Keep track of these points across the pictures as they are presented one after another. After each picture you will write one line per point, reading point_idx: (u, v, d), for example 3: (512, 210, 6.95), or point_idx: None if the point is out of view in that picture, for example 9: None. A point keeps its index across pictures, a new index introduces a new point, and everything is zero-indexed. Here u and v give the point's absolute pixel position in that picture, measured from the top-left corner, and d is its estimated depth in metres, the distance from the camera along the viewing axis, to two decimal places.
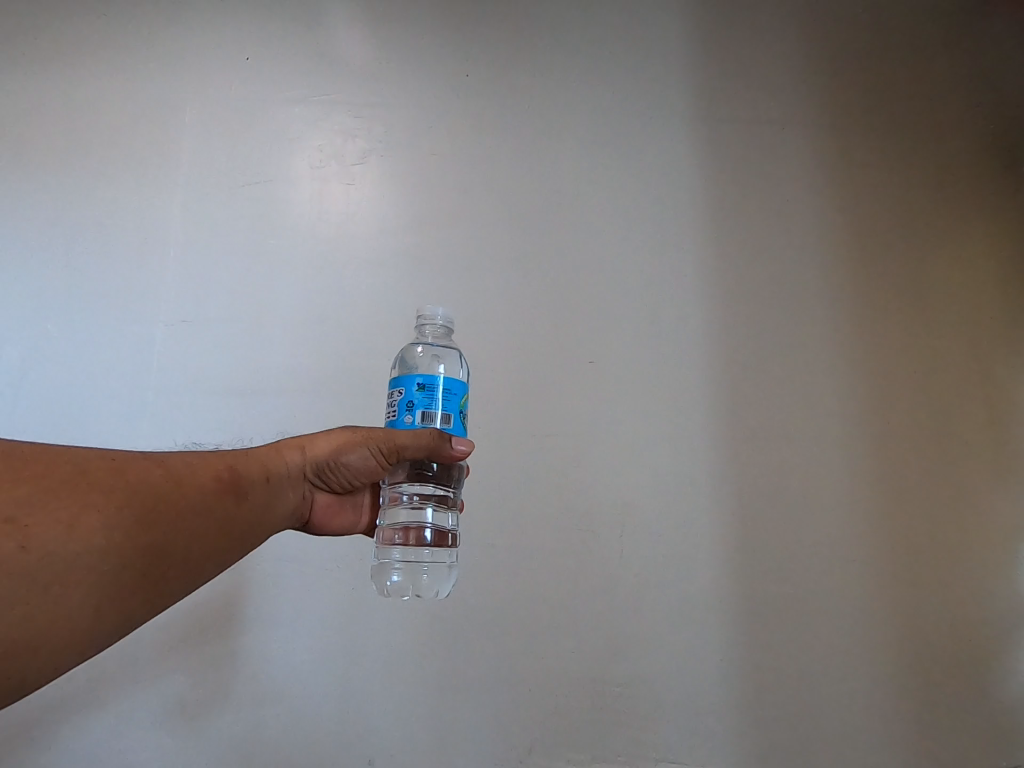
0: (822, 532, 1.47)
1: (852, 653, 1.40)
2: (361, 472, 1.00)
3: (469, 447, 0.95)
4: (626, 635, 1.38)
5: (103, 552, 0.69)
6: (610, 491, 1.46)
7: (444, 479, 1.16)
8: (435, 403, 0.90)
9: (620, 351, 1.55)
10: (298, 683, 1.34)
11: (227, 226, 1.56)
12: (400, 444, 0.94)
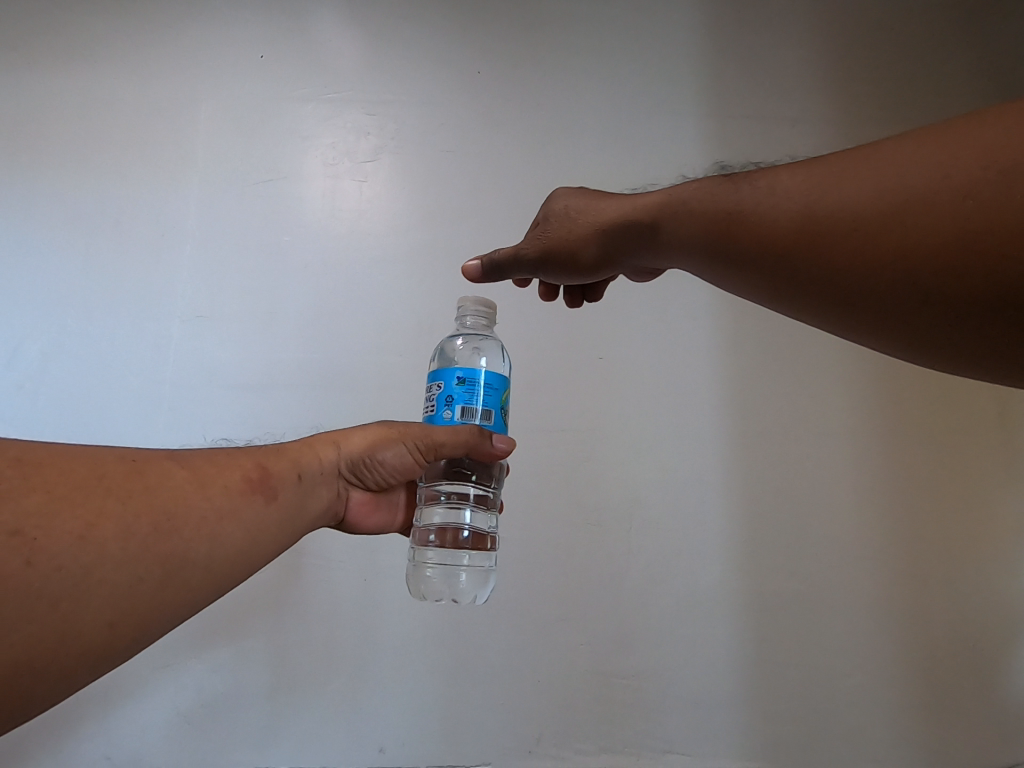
0: (962, 582, 1.13)
1: (975, 680, 1.09)
2: (386, 474, 0.67)
3: (512, 446, 0.66)
4: (645, 747, 1.04)
5: (183, 564, 0.45)
6: (667, 555, 1.11)
7: (475, 532, 0.88)
8: (476, 398, 0.65)
9: (692, 383, 1.19)
10: (212, 746, 1.00)
11: (201, 186, 1.18)
12: (438, 444, 0.64)
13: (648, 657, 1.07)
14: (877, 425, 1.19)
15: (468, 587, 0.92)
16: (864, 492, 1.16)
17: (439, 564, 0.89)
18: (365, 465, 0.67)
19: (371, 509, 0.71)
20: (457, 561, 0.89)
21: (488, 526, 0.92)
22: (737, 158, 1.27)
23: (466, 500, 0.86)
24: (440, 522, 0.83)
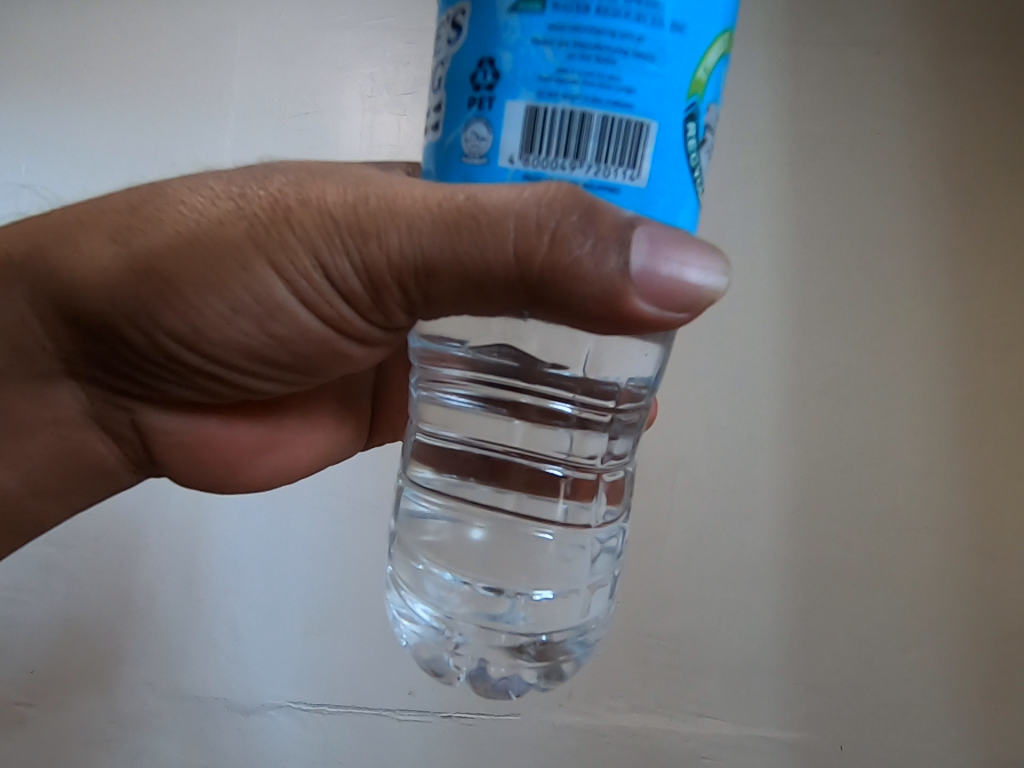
0: None
1: None
2: (269, 322, 0.51)
3: (640, 272, 0.40)
4: (678, 708, 1.02)
5: None
6: (708, 514, 1.05)
7: (542, 522, 0.59)
8: (570, 96, 0.37)
9: (749, 333, 1.09)
10: (250, 679, 1.03)
11: (237, 123, 1.16)
12: (426, 259, 0.42)
13: (686, 620, 1.03)
14: (963, 388, 1.07)
15: (521, 663, 0.58)
16: (938, 463, 1.06)
17: (473, 572, 0.58)
18: (220, 310, 0.49)
19: (265, 450, 0.72)
20: (511, 582, 0.58)
21: (590, 521, 0.59)
22: (812, 92, 1.14)
23: (547, 427, 0.57)
24: (476, 451, 0.59)
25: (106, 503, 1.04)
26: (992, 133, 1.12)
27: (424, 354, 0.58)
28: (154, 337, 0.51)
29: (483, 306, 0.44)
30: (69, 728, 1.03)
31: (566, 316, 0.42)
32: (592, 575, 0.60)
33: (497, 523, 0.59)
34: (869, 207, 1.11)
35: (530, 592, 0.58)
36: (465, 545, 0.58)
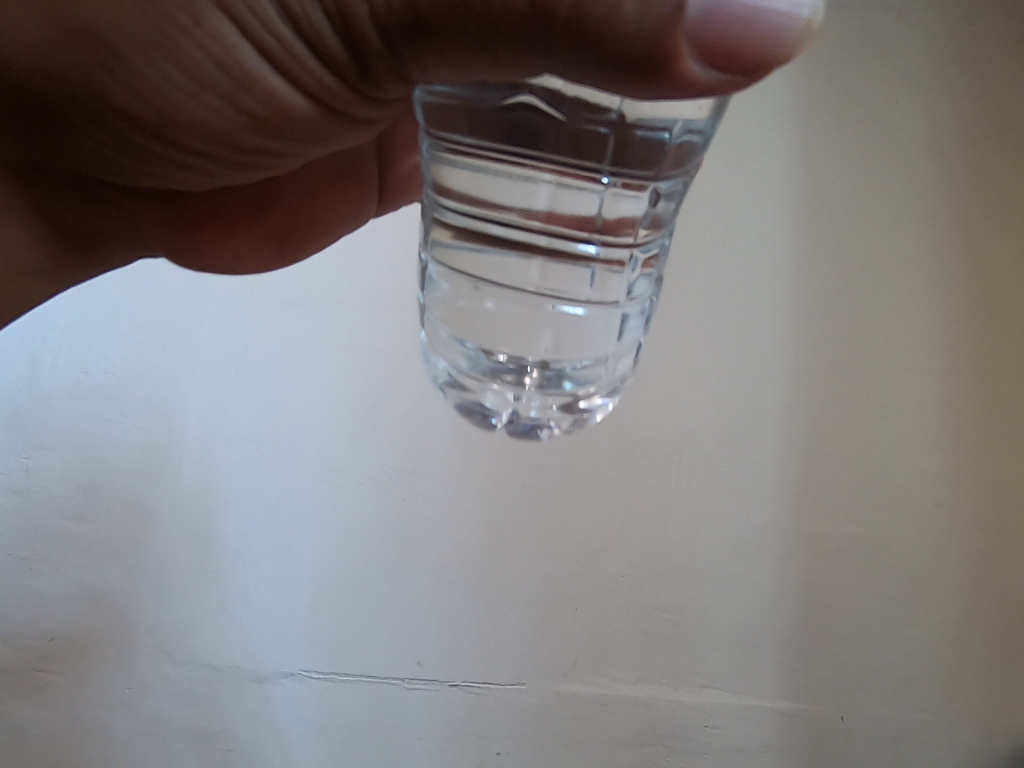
0: None
1: None
2: (238, 88, 0.41)
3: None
4: (681, 677, 1.03)
5: None
6: (712, 487, 1.05)
7: (568, 294, 0.49)
8: None
9: (756, 304, 1.07)
10: (260, 647, 1.05)
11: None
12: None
13: (690, 591, 1.04)
14: (975, 361, 1.06)
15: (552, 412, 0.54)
16: (948, 436, 1.05)
17: (499, 336, 0.50)
18: (181, 72, 0.40)
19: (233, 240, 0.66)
20: (536, 347, 0.50)
21: (619, 291, 0.49)
22: (826, 53, 1.11)
23: (575, 184, 0.45)
24: (495, 226, 0.47)
25: (120, 476, 1.07)
26: (1009, 97, 1.09)
27: (433, 104, 0.43)
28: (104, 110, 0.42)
29: (455, 31, 0.34)
30: (81, 695, 1.04)
31: (598, 74, 0.32)
32: (618, 341, 0.51)
33: (520, 295, 0.50)
34: (881, 173, 1.09)
35: (558, 356, 0.51)
36: (489, 314, 0.50)
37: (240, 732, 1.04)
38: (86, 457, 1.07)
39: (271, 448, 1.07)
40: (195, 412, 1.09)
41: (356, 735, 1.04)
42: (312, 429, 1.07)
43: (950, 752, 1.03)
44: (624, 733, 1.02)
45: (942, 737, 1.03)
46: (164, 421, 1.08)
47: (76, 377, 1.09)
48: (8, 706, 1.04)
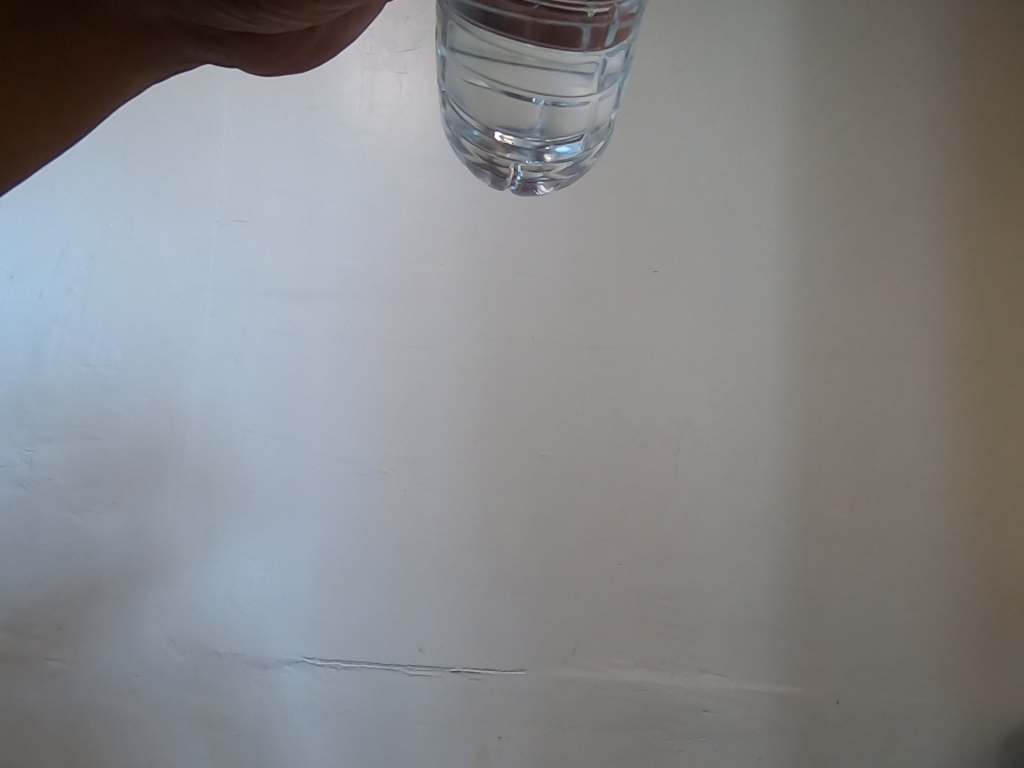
0: None
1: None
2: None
3: None
4: (679, 663, 1.05)
5: None
6: (710, 476, 1.05)
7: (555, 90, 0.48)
8: None
9: (754, 293, 1.07)
10: (264, 637, 1.06)
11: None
12: None
13: (688, 578, 1.05)
14: (974, 350, 1.06)
15: (550, 167, 0.53)
16: (945, 424, 1.05)
17: (498, 114, 0.48)
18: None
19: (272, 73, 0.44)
20: (531, 120, 0.49)
21: (596, 78, 0.48)
22: (826, 37, 1.10)
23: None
24: (485, 33, 0.42)
25: (125, 468, 1.08)
26: (1012, 80, 1.08)
27: None
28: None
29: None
30: (91, 682, 1.07)
31: None
32: (596, 115, 0.51)
33: (516, 76, 0.47)
34: (882, 159, 1.08)
35: (552, 130, 0.49)
36: (485, 98, 0.48)
37: (245, 719, 1.06)
38: (90, 449, 1.08)
39: (273, 440, 1.08)
40: (197, 404, 1.09)
41: (360, 721, 1.06)
42: (313, 421, 1.08)
43: (945, 734, 1.04)
44: (623, 717, 1.04)
45: (936, 719, 1.05)
46: (166, 414, 1.09)
47: (78, 370, 1.10)
48: (19, 692, 1.06)
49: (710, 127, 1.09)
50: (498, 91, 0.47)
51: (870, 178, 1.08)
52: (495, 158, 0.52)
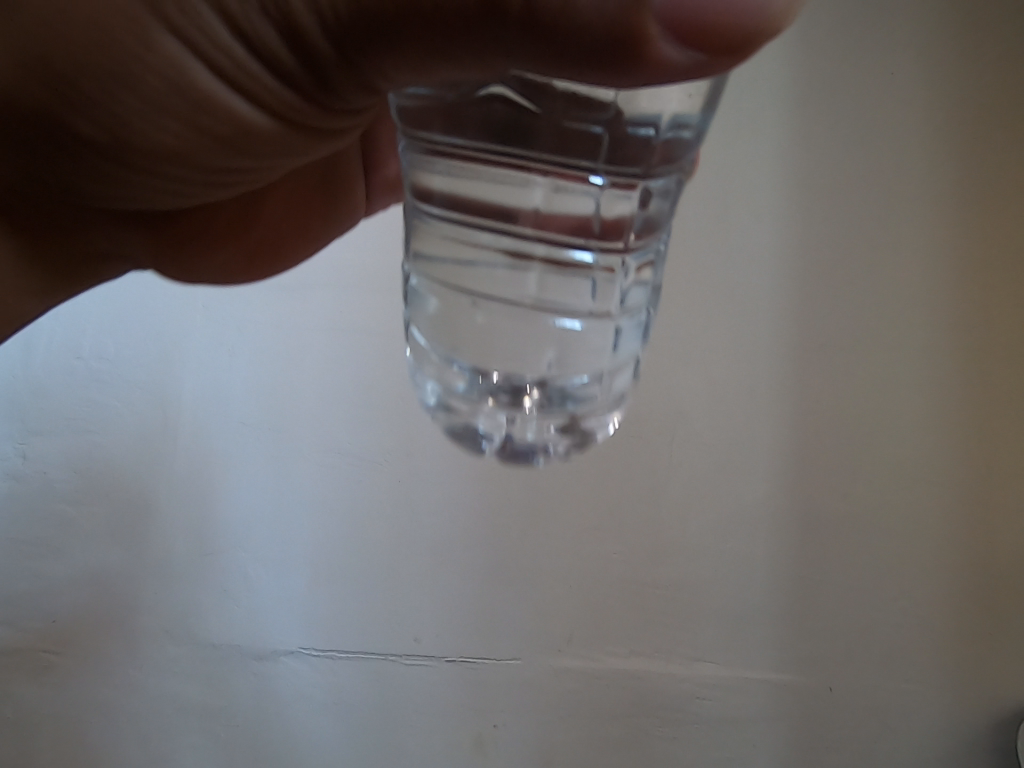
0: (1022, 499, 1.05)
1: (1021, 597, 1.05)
2: (195, 111, 0.41)
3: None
4: (674, 652, 1.06)
5: None
6: (705, 466, 1.06)
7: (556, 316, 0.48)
8: None
9: (750, 283, 1.07)
10: (262, 628, 1.07)
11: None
12: None
13: (684, 568, 1.05)
14: (968, 339, 1.06)
15: (551, 424, 0.49)
16: (939, 413, 1.06)
17: (495, 349, 0.48)
18: (134, 96, 0.39)
19: (201, 259, 0.62)
20: (536, 357, 0.48)
21: (615, 305, 0.48)
22: (822, 26, 1.10)
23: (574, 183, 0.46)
24: (483, 240, 0.47)
25: (119, 461, 1.08)
26: (1007, 68, 1.08)
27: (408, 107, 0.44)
28: (83, 151, 0.43)
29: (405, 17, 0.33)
30: (89, 675, 1.07)
31: (561, 59, 0.31)
32: (613, 360, 0.49)
33: (519, 306, 0.48)
34: (876, 149, 1.08)
35: (558, 369, 0.48)
36: (477, 319, 0.48)
37: (244, 709, 1.06)
38: (85, 442, 1.08)
39: (268, 433, 1.08)
40: (191, 396, 1.09)
41: (357, 711, 1.06)
42: (309, 413, 1.08)
43: (938, 718, 1.06)
44: (618, 705, 1.05)
45: (930, 704, 1.06)
46: (161, 408, 1.09)
47: (71, 363, 1.09)
48: (17, 685, 1.06)
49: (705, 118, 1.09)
50: (495, 305, 0.48)
51: (865, 168, 1.08)
52: (489, 420, 0.50)
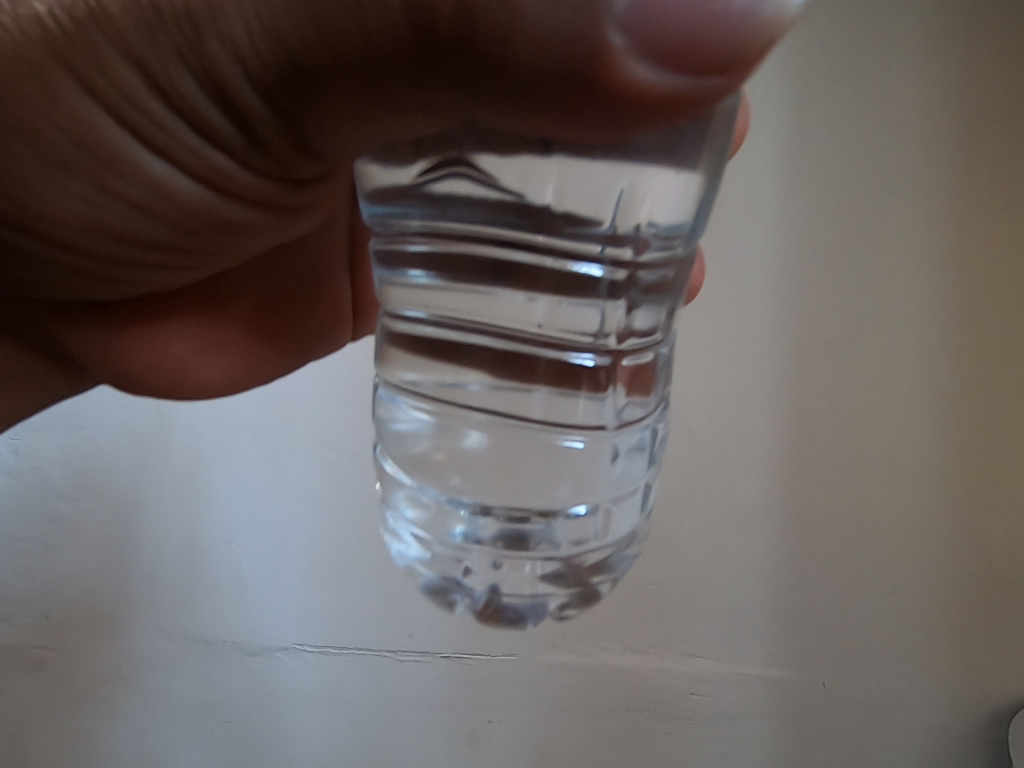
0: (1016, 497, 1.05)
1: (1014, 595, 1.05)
2: (123, 177, 0.44)
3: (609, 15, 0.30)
4: (668, 648, 1.06)
5: None
6: (701, 463, 1.05)
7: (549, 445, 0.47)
8: None
9: (747, 279, 1.07)
10: (256, 624, 1.07)
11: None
12: (273, 42, 0.35)
13: (679, 564, 1.05)
14: (963, 337, 1.06)
15: (551, 567, 0.49)
16: (934, 412, 1.06)
17: (496, 483, 0.47)
18: (66, 167, 0.42)
19: (144, 342, 0.64)
20: (541, 494, 0.47)
21: (616, 421, 0.47)
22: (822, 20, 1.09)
23: (565, 299, 0.44)
24: (472, 354, 0.47)
25: (110, 457, 1.06)
26: (1004, 65, 1.08)
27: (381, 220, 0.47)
28: (19, 216, 0.45)
29: (330, 69, 0.36)
30: (83, 669, 1.07)
31: (521, 100, 0.34)
32: (619, 487, 0.49)
33: (517, 426, 0.47)
34: (873, 147, 1.08)
35: (562, 508, 0.48)
36: (472, 440, 0.47)
37: (240, 701, 1.07)
38: (73, 437, 1.06)
39: (263, 429, 1.06)
40: None
41: (352, 705, 1.07)
42: (303, 409, 1.06)
43: (927, 713, 1.07)
44: (612, 699, 1.06)
45: (921, 700, 1.07)
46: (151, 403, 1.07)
47: None
48: (11, 680, 1.06)
49: None
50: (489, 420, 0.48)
51: (861, 166, 1.08)
52: (487, 572, 0.49)
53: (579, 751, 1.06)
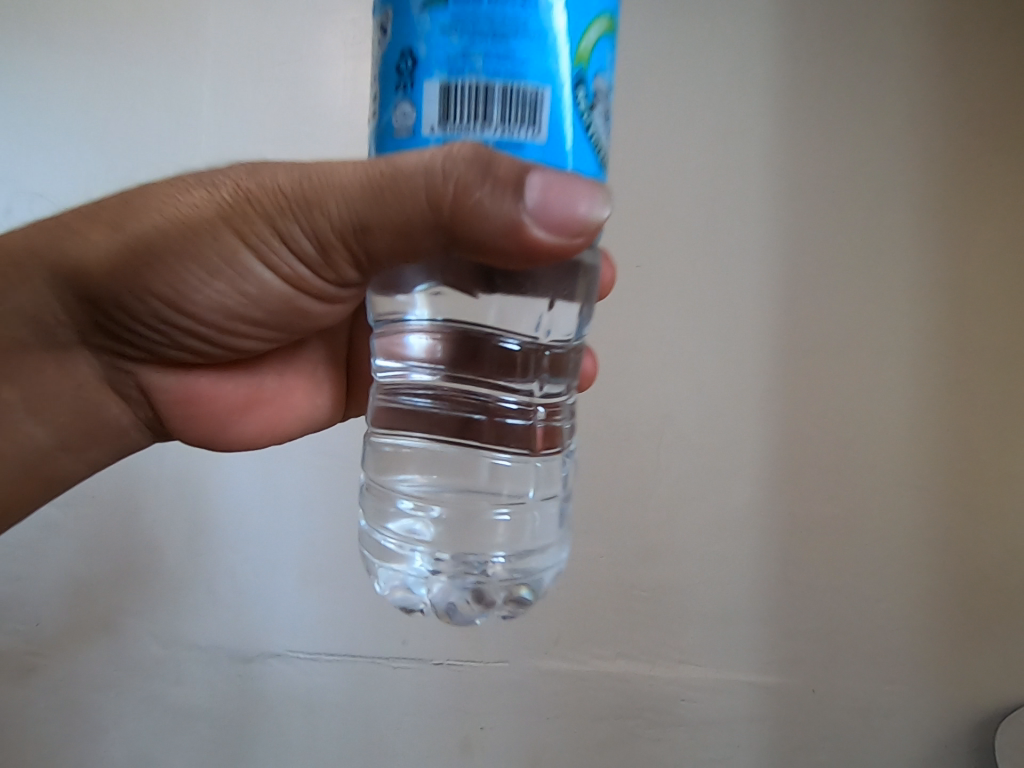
0: (1003, 505, 1.06)
1: (1000, 602, 1.06)
2: (234, 277, 0.56)
3: (537, 219, 0.45)
4: (660, 654, 1.06)
5: None
6: (692, 472, 1.06)
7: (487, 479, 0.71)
8: (475, 72, 0.43)
9: (738, 290, 1.08)
10: (249, 631, 1.07)
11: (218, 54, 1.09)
12: (363, 218, 0.48)
13: (672, 571, 1.06)
14: (951, 347, 1.07)
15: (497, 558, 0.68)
16: (921, 421, 1.07)
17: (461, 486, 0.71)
18: (191, 265, 0.54)
19: (205, 400, 0.72)
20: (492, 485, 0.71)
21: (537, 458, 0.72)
22: (812, 35, 1.10)
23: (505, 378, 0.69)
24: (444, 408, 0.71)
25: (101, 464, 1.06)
26: (993, 79, 1.09)
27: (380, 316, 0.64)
28: (144, 299, 0.57)
29: (394, 234, 0.49)
30: (77, 676, 1.07)
31: (496, 252, 0.49)
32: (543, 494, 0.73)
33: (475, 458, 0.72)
34: (862, 160, 1.09)
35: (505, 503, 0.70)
36: (445, 465, 0.72)
37: (233, 708, 1.07)
38: None
39: None
40: None
41: (345, 711, 1.07)
42: None
43: (915, 719, 1.07)
44: (604, 704, 1.06)
45: (908, 706, 1.08)
46: None
47: None
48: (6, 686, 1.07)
49: (696, 126, 1.09)
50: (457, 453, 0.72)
51: (851, 178, 1.09)
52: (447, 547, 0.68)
53: (571, 757, 1.07)
